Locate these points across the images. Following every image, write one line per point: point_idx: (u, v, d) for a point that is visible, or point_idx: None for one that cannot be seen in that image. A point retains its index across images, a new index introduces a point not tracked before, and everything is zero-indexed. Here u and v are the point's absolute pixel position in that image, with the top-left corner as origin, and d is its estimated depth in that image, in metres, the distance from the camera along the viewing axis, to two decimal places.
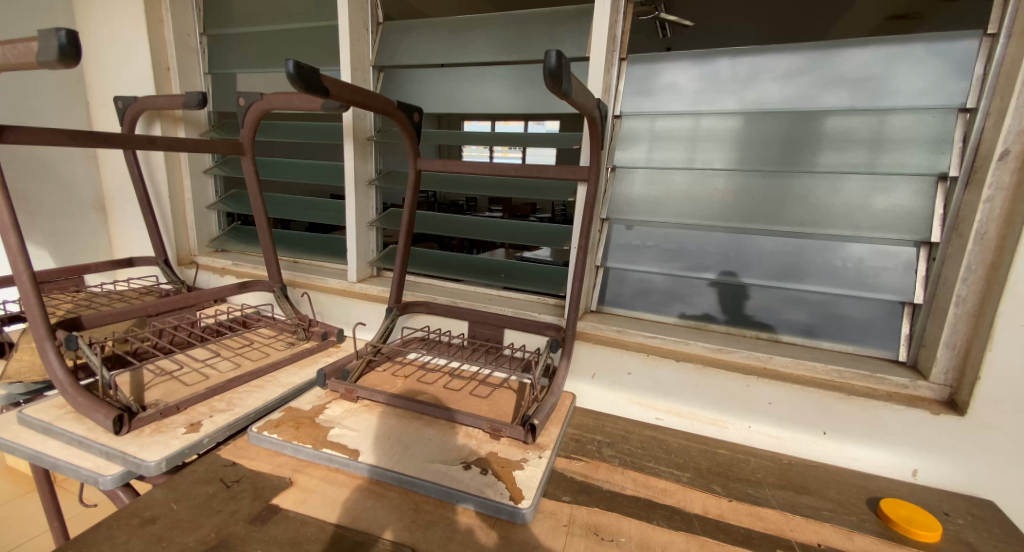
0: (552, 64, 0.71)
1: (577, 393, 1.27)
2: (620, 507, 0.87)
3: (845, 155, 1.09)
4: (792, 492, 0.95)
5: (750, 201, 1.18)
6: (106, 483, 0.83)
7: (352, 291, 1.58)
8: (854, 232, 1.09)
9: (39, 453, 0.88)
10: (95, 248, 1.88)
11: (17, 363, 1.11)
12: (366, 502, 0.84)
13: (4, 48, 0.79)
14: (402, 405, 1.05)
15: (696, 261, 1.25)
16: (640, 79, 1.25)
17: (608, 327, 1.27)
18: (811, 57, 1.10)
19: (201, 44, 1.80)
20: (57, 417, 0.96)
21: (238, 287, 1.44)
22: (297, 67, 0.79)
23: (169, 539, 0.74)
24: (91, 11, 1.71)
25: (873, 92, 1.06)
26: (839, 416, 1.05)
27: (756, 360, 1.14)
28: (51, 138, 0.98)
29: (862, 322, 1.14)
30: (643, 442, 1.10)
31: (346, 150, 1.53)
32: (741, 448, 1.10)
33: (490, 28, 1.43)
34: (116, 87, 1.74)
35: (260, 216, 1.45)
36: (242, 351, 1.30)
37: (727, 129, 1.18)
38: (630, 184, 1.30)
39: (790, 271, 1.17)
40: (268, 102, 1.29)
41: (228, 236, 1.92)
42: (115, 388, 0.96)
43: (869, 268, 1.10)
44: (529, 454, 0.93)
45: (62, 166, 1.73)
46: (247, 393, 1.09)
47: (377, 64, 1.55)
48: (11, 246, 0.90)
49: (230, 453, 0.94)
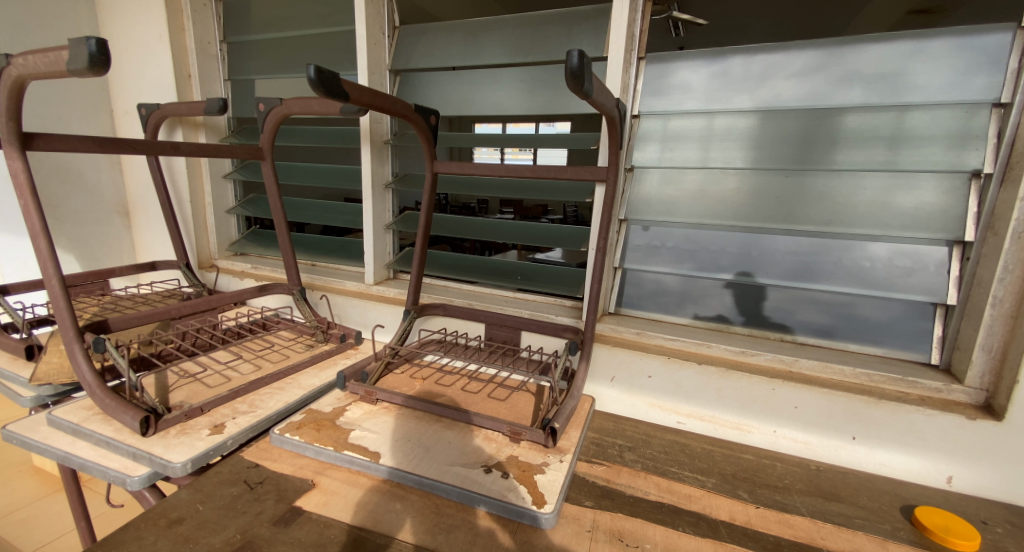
0: (574, 64, 0.70)
1: (596, 396, 1.25)
2: (644, 513, 0.85)
3: (868, 152, 1.06)
4: (821, 500, 0.93)
5: (769, 200, 1.16)
6: (133, 483, 0.84)
7: (369, 293, 1.59)
8: (882, 231, 1.06)
9: (69, 453, 0.90)
10: (119, 253, 1.91)
11: (46, 364, 1.12)
12: (388, 504, 0.84)
13: (36, 57, 0.80)
14: (421, 408, 1.04)
15: (714, 262, 1.23)
16: (654, 78, 1.24)
17: (628, 330, 1.26)
18: (830, 54, 1.08)
19: (221, 51, 1.82)
20: (85, 417, 0.98)
21: (259, 290, 1.45)
22: (318, 72, 0.80)
23: (195, 540, 0.74)
24: (115, 20, 1.74)
25: (898, 88, 1.03)
26: (868, 420, 1.02)
27: (780, 363, 1.11)
28: (79, 145, 1.00)
29: (892, 324, 1.10)
30: (666, 447, 1.08)
31: (363, 154, 1.54)
32: (766, 454, 1.08)
33: (506, 31, 1.43)
34: (140, 94, 1.78)
35: (278, 219, 1.46)
36: (262, 353, 1.31)
37: (741, 128, 1.16)
38: (646, 184, 1.28)
39: (815, 272, 1.14)
40: (286, 107, 1.30)
41: (246, 239, 1.95)
42: (141, 390, 0.98)
43: (898, 268, 1.06)
44: (550, 458, 0.92)
45: (88, 173, 1.78)
46: (268, 394, 1.10)
47: (393, 68, 1.56)
48: (42, 251, 0.93)
49: (253, 455, 0.95)
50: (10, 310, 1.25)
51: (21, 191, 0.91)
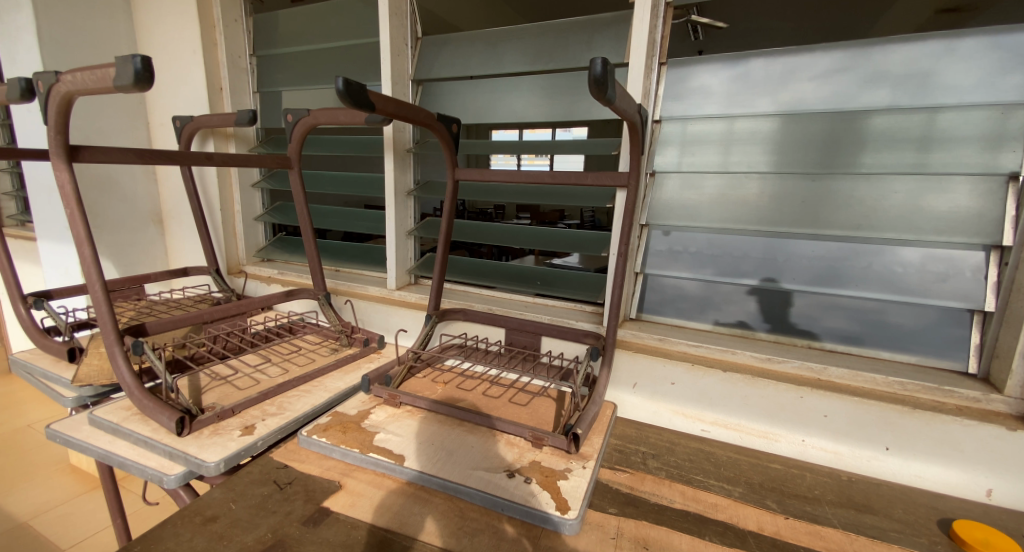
0: (597, 71, 0.71)
1: (618, 402, 1.24)
2: (669, 522, 0.84)
3: (896, 154, 1.04)
4: (853, 511, 0.90)
5: (795, 204, 1.14)
6: (170, 482, 0.88)
7: (391, 298, 1.62)
8: (913, 236, 1.03)
9: (109, 452, 0.93)
10: (153, 259, 1.99)
11: (87, 367, 1.17)
12: (413, 507, 0.85)
13: (86, 75, 0.84)
14: (444, 412, 1.05)
15: (738, 268, 1.21)
16: (674, 83, 1.23)
17: (650, 336, 1.25)
18: (855, 55, 1.06)
19: (251, 64, 1.89)
20: (124, 417, 1.01)
21: (286, 295, 1.49)
22: (346, 83, 0.82)
23: (229, 538, 0.76)
24: (153, 37, 1.83)
25: (925, 89, 1.01)
26: (903, 430, 0.99)
27: (809, 371, 1.09)
28: (121, 156, 1.04)
29: (926, 331, 1.07)
30: (690, 454, 1.07)
31: (386, 162, 1.57)
32: (795, 463, 1.06)
33: (526, 39, 1.44)
34: (174, 107, 1.86)
35: (305, 226, 1.50)
36: (289, 357, 1.34)
37: (763, 132, 1.15)
38: (666, 189, 1.27)
39: (844, 277, 1.11)
40: (314, 118, 1.34)
41: (273, 246, 2.00)
42: (176, 391, 1.01)
43: (931, 273, 1.03)
44: (573, 464, 0.92)
45: (126, 183, 1.86)
46: (296, 397, 1.13)
47: (416, 78, 1.59)
48: (86, 257, 0.97)
49: (282, 456, 0.97)
50: (53, 313, 1.31)
51: (68, 201, 0.95)
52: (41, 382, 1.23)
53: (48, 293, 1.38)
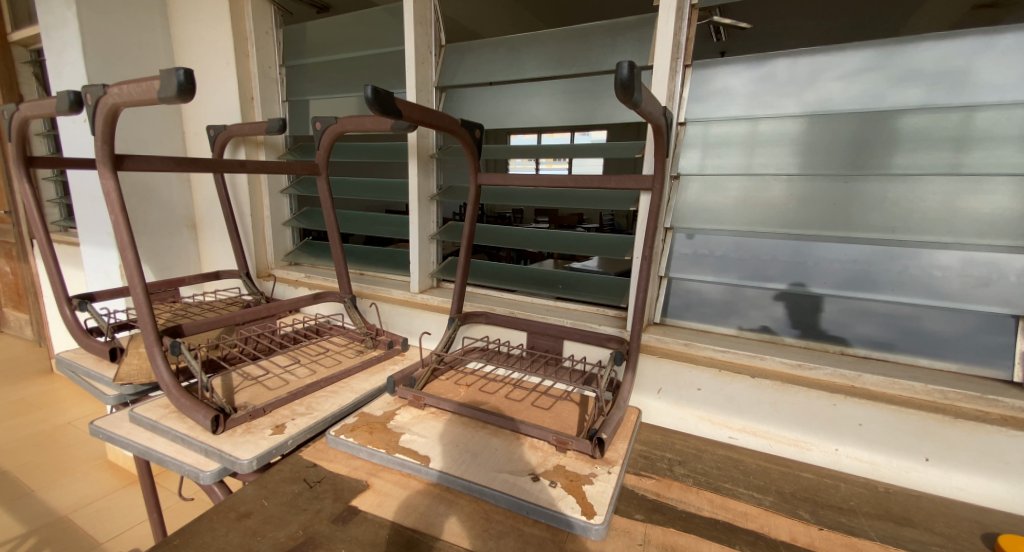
0: (624, 75, 0.71)
1: (642, 408, 1.23)
2: (698, 529, 0.83)
3: (931, 154, 1.00)
4: (891, 524, 0.87)
5: (824, 206, 1.11)
6: (205, 478, 0.90)
7: (414, 301, 1.64)
8: (954, 239, 0.99)
9: (148, 448, 0.97)
10: (187, 263, 2.06)
11: (128, 366, 1.22)
12: (439, 508, 0.86)
13: (133, 87, 0.88)
14: (468, 414, 1.06)
15: (764, 271, 1.19)
16: (697, 85, 1.22)
17: (675, 340, 1.21)
18: (885, 53, 1.03)
19: (281, 74, 1.95)
20: (162, 415, 1.05)
21: (313, 297, 1.53)
22: (375, 92, 0.84)
23: (263, 534, 0.78)
24: (189, 50, 1.91)
25: (958, 87, 0.98)
26: (944, 440, 0.96)
27: (841, 378, 1.04)
28: (162, 164, 1.09)
29: (966, 338, 1.03)
30: (718, 462, 1.05)
31: (411, 168, 1.59)
32: (828, 473, 1.02)
33: (549, 45, 1.45)
34: (208, 117, 1.93)
35: (332, 231, 1.53)
36: (317, 358, 1.37)
37: (788, 133, 1.13)
38: (689, 193, 1.25)
39: (877, 282, 1.08)
40: (341, 125, 1.37)
41: (300, 250, 2.05)
42: (211, 390, 1.04)
43: (972, 278, 1.00)
44: (598, 469, 0.91)
45: (163, 189, 1.93)
46: (324, 398, 1.15)
47: (439, 85, 1.62)
48: (129, 260, 1.01)
49: (311, 455, 0.99)
50: (96, 315, 1.37)
51: (113, 207, 1.00)
52: (84, 380, 1.28)
53: (91, 295, 1.44)
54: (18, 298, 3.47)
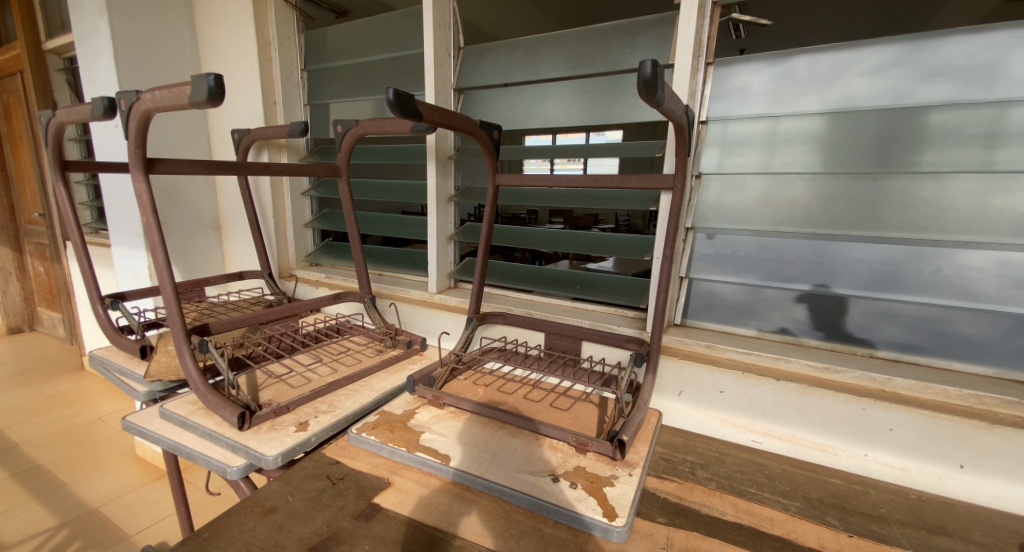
0: (647, 74, 0.70)
1: (663, 410, 1.22)
2: (722, 534, 0.82)
3: (962, 152, 0.97)
4: (925, 532, 0.85)
5: (849, 206, 1.08)
6: (232, 473, 0.92)
7: (433, 301, 1.65)
8: (989, 238, 0.96)
9: (178, 443, 0.99)
10: (212, 264, 2.11)
11: (157, 363, 1.26)
12: (459, 507, 0.86)
13: (164, 93, 0.91)
14: (486, 414, 1.06)
15: (787, 271, 1.17)
16: (717, 83, 1.20)
17: (697, 342, 1.19)
18: (912, 48, 1.00)
19: (302, 78, 1.98)
20: (190, 412, 1.07)
21: (334, 297, 1.55)
22: (396, 94, 0.85)
23: (289, 529, 0.80)
24: (215, 55, 1.96)
25: (988, 83, 0.95)
26: (979, 446, 0.92)
27: (871, 382, 1.01)
28: (190, 167, 1.12)
29: (1002, 341, 1.00)
30: (742, 466, 1.03)
31: (429, 169, 1.60)
32: (857, 479, 1.00)
33: (567, 44, 1.44)
34: (233, 120, 1.98)
35: (353, 232, 1.55)
36: (338, 357, 1.39)
37: (811, 131, 1.11)
38: (710, 192, 1.23)
39: (905, 283, 1.05)
40: (361, 128, 1.39)
41: (320, 251, 2.08)
42: (237, 388, 1.06)
43: (1008, 279, 0.96)
44: (618, 471, 0.90)
45: (189, 192, 1.99)
46: (344, 396, 1.17)
47: (457, 86, 1.62)
48: (159, 260, 1.04)
49: (333, 452, 1.01)
50: (127, 313, 1.41)
51: (144, 209, 1.02)
52: (116, 377, 1.32)
53: (122, 295, 1.49)
54: (52, 297, 3.61)
